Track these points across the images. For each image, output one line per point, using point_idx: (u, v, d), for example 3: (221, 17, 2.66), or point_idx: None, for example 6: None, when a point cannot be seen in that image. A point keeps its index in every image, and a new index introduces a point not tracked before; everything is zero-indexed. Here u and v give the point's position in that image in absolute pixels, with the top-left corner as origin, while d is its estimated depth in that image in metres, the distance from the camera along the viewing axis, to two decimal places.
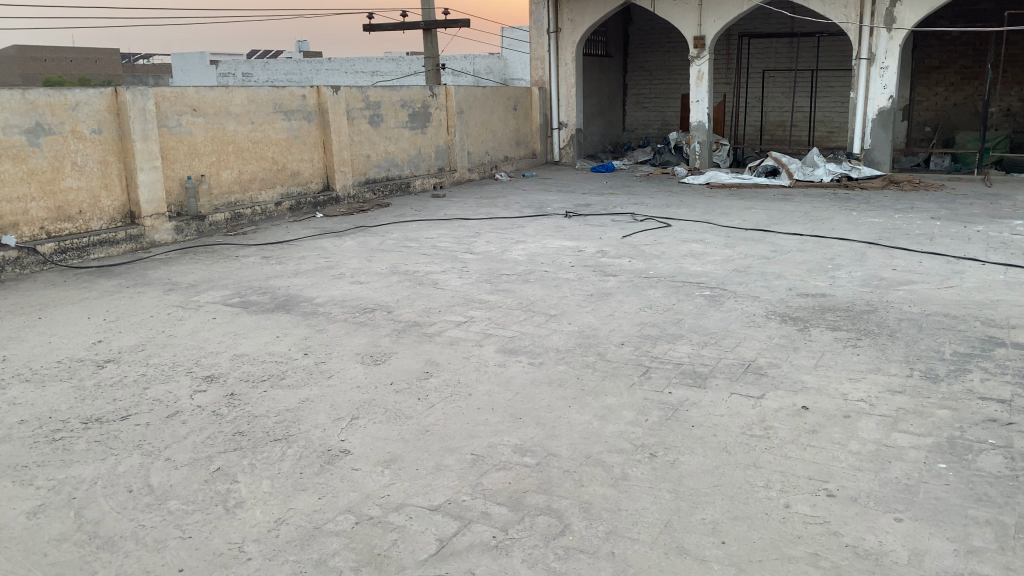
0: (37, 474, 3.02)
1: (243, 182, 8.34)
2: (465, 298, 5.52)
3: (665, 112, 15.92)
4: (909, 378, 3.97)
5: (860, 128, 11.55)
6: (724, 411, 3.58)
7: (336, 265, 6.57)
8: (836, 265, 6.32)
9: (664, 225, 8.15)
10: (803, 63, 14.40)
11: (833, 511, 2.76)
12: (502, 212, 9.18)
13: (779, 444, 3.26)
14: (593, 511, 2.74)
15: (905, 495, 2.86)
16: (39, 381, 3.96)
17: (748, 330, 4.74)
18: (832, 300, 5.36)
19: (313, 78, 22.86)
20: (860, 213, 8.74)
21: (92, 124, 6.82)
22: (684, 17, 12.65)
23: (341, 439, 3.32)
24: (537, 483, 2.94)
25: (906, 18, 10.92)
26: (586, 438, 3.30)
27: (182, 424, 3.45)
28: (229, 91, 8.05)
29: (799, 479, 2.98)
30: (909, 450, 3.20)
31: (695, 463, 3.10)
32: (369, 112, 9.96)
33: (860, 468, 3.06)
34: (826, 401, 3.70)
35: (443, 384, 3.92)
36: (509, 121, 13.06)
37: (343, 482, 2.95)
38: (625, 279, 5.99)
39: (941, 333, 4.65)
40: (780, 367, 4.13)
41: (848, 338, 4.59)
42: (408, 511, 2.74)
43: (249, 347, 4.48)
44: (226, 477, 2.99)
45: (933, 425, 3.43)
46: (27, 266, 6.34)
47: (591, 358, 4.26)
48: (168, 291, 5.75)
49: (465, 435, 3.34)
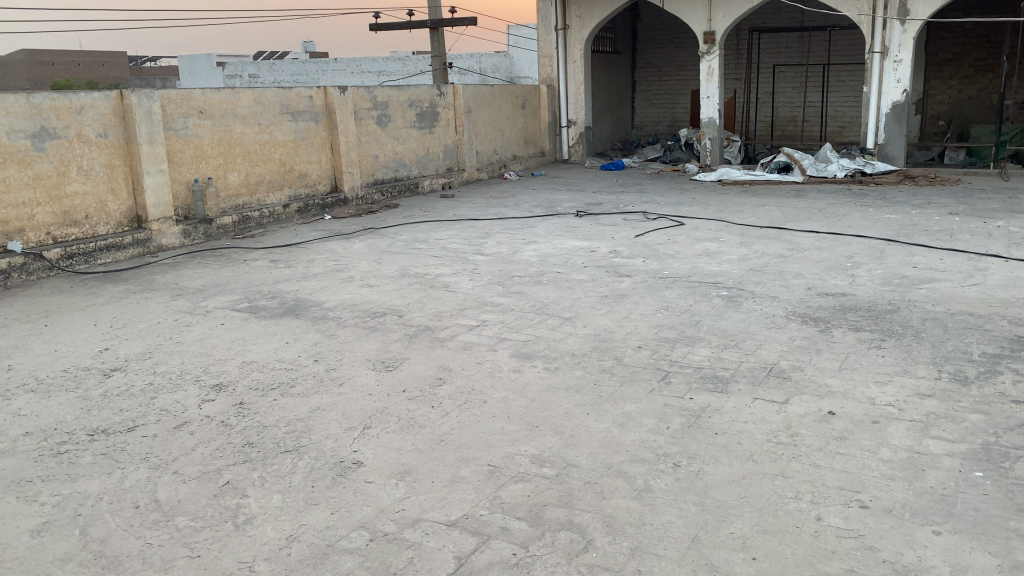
0: (41, 489, 2.93)
1: (250, 184, 8.25)
2: (477, 301, 5.41)
3: (675, 108, 15.77)
4: (937, 381, 3.85)
5: (873, 123, 11.39)
6: (748, 417, 3.47)
7: (346, 268, 6.47)
8: (855, 263, 6.18)
9: (677, 224, 8.04)
10: (814, 57, 14.24)
11: (868, 524, 2.64)
12: (512, 212, 9.07)
13: (807, 452, 3.15)
14: (616, 526, 2.64)
15: (942, 506, 2.74)
16: (45, 391, 3.88)
17: (769, 331, 4.63)
18: (853, 300, 5.23)
19: (319, 78, 22.81)
20: (876, 209, 8.58)
21: (97, 128, 6.74)
22: (693, 13, 12.50)
23: (354, 450, 3.22)
24: (557, 496, 2.83)
25: (919, 10, 10.73)
26: (606, 448, 3.20)
27: (190, 435, 3.36)
28: (235, 92, 7.97)
29: (829, 490, 2.86)
30: (942, 458, 3.08)
31: (721, 473, 2.98)
32: (376, 112, 9.86)
33: (892, 477, 2.94)
34: (853, 406, 3.58)
35: (457, 392, 3.81)
36: (518, 119, 12.95)
37: (358, 496, 2.85)
38: (639, 280, 5.87)
39: (968, 333, 4.51)
40: (803, 371, 4.00)
41: (872, 340, 4.46)
42: (424, 527, 2.64)
43: (258, 353, 4.39)
44: (236, 491, 2.90)
45: (967, 430, 3.30)
46: (33, 272, 6.27)
47: (609, 363, 4.15)
48: (176, 296, 5.67)
49: (481, 445, 3.24)
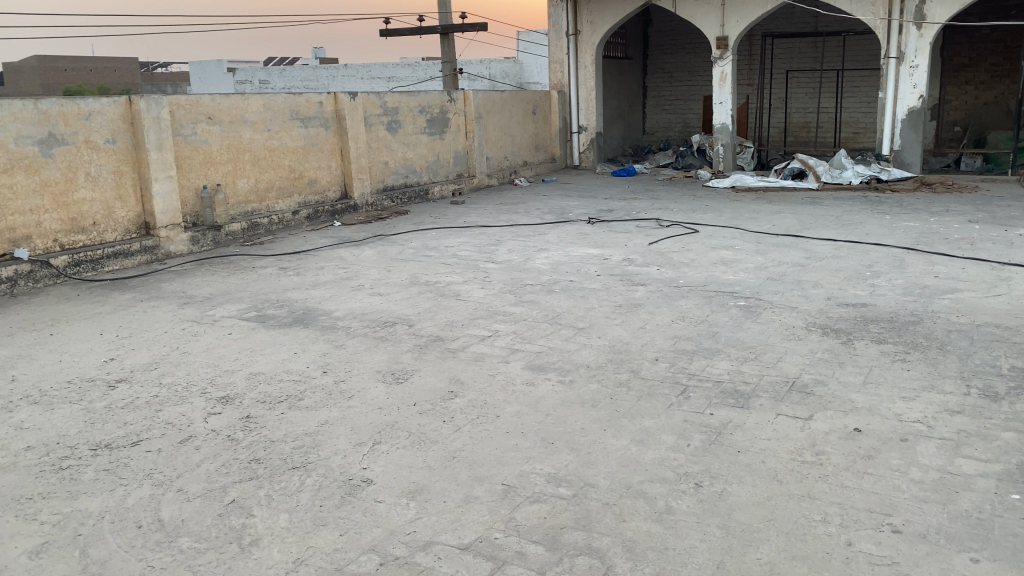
0: (41, 507, 2.84)
1: (259, 191, 8.19)
2: (489, 310, 5.31)
3: (686, 114, 15.68)
4: (967, 397, 3.70)
5: (889, 129, 11.23)
6: (771, 434, 3.34)
7: (355, 276, 6.38)
8: (875, 272, 6.06)
9: (690, 231, 7.91)
10: (829, 63, 14.12)
11: (902, 550, 2.51)
12: (522, 218, 8.97)
13: (834, 472, 3.02)
14: (637, 551, 2.52)
15: (979, 531, 2.61)
16: (48, 404, 3.79)
17: (789, 343, 4.50)
18: (875, 310, 5.09)
19: (330, 84, 22.97)
20: (894, 216, 8.43)
21: (106, 134, 6.68)
22: (706, 17, 12.38)
23: (363, 466, 3.11)
24: (575, 518, 2.72)
25: (937, 15, 10.60)
26: (624, 466, 3.08)
27: (196, 451, 3.27)
28: (244, 98, 7.91)
29: (860, 513, 2.73)
30: (977, 478, 2.95)
31: (744, 494, 2.86)
32: (387, 118, 9.79)
33: (925, 500, 2.80)
34: (880, 423, 3.44)
35: (468, 406, 3.70)
36: (528, 124, 12.84)
37: (368, 516, 2.74)
38: (654, 288, 5.75)
39: (995, 346, 4.37)
40: (827, 386, 3.87)
41: (896, 352, 4.33)
42: (437, 551, 2.53)
43: (265, 365, 4.30)
44: (242, 511, 2.79)
45: (1001, 449, 3.17)
46: (40, 279, 6.21)
47: (625, 376, 4.04)
48: (184, 304, 5.59)
49: (495, 463, 3.13)
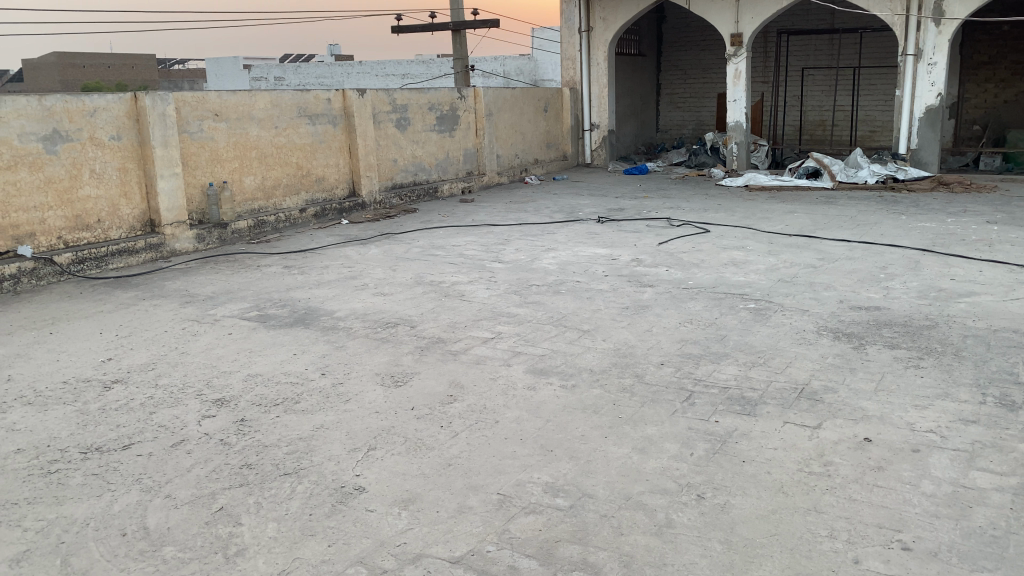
0: (26, 514, 2.78)
1: (266, 188, 8.15)
2: (493, 311, 5.22)
3: (700, 111, 15.52)
4: (982, 406, 3.57)
5: (906, 127, 11.03)
6: (777, 443, 3.24)
7: (360, 275, 6.32)
8: (889, 274, 5.92)
9: (701, 231, 7.77)
10: (845, 60, 13.92)
11: (911, 569, 2.40)
12: (531, 217, 8.87)
13: (841, 484, 2.92)
14: (634, 566, 2.43)
15: (993, 549, 2.49)
16: (42, 405, 3.74)
17: (799, 348, 4.38)
18: (888, 314, 4.97)
19: (344, 81, 23.01)
20: (910, 217, 8.25)
21: (111, 131, 6.65)
22: (720, 14, 12.21)
23: (356, 473, 3.04)
24: (572, 531, 2.62)
25: (955, 11, 10.39)
26: (625, 476, 2.99)
27: (187, 455, 3.20)
28: (252, 95, 7.85)
29: (868, 528, 2.62)
30: (990, 493, 2.83)
31: (748, 507, 2.76)
32: (395, 115, 9.72)
33: (936, 515, 2.69)
34: (891, 432, 3.32)
35: (467, 410, 3.62)
36: (540, 122, 12.72)
37: (358, 527, 2.66)
38: (662, 290, 5.64)
39: (1013, 352, 4.23)
40: (836, 393, 3.76)
41: (910, 358, 4.20)
42: (426, 564, 2.45)
43: (263, 366, 4.24)
44: (229, 519, 2.73)
45: (1017, 462, 3.04)
46: (43, 277, 6.17)
47: (629, 380, 3.94)
48: (185, 303, 5.54)
49: (491, 471, 3.04)
